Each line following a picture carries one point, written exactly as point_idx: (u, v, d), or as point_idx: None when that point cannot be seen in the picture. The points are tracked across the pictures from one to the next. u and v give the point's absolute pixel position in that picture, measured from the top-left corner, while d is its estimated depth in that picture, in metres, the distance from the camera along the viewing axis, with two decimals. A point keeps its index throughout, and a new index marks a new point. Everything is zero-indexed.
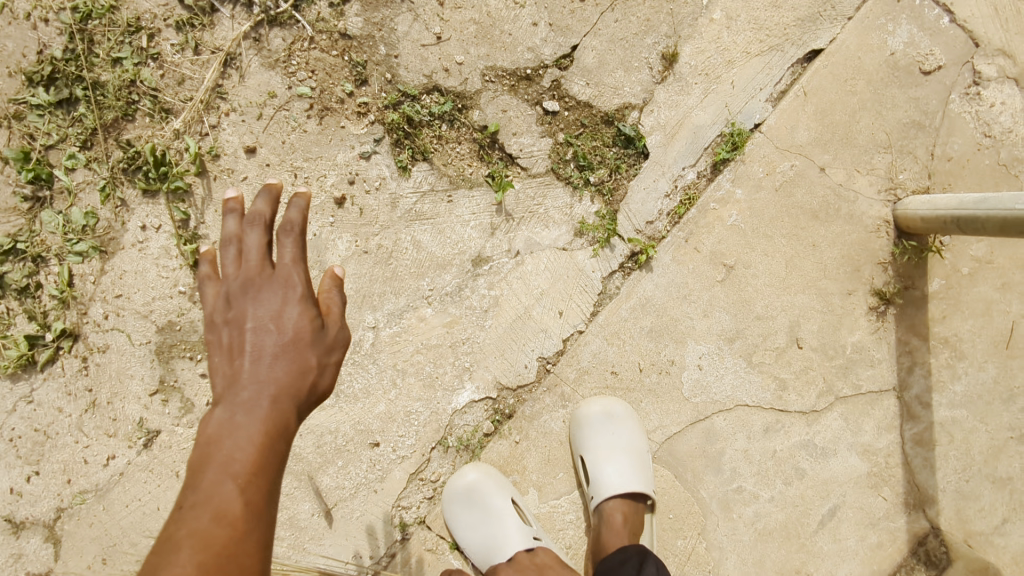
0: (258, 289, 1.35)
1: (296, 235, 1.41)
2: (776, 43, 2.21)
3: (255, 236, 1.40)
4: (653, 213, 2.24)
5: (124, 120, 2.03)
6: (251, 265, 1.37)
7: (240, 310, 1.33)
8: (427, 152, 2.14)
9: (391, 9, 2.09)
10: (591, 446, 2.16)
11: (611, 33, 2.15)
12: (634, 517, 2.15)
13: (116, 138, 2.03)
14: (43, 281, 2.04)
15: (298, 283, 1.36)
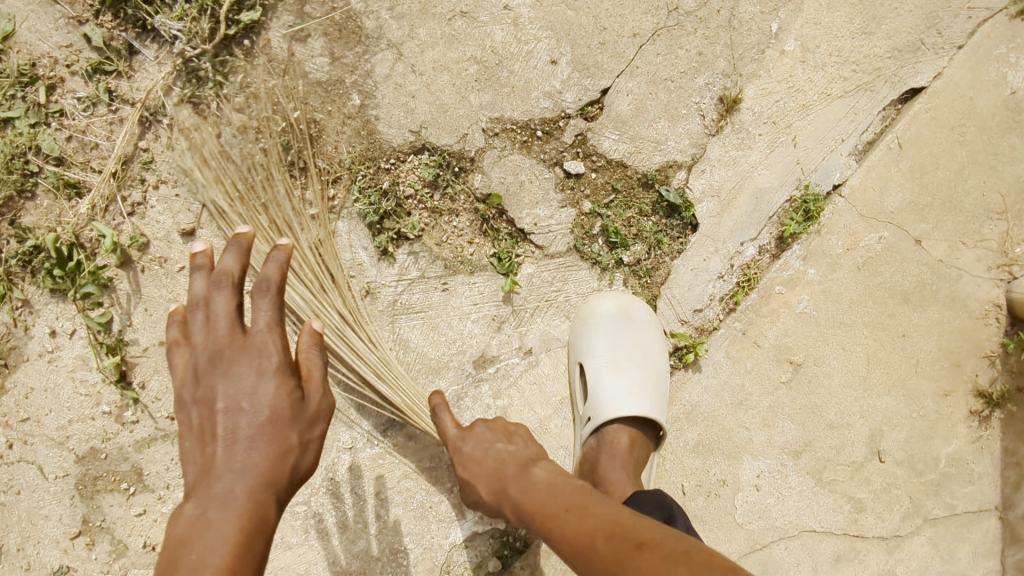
0: (228, 364, 1.12)
1: (272, 295, 1.17)
2: (864, 81, 1.71)
3: (224, 300, 1.15)
4: (703, 299, 1.77)
5: (21, 198, 1.61)
6: (220, 334, 1.13)
7: (209, 387, 1.11)
8: (416, 230, 1.69)
9: (367, 45, 1.60)
10: (595, 355, 1.68)
11: (653, 72, 1.67)
12: (643, 448, 1.63)
13: (12, 221, 1.61)
14: None
15: (274, 353, 1.14)
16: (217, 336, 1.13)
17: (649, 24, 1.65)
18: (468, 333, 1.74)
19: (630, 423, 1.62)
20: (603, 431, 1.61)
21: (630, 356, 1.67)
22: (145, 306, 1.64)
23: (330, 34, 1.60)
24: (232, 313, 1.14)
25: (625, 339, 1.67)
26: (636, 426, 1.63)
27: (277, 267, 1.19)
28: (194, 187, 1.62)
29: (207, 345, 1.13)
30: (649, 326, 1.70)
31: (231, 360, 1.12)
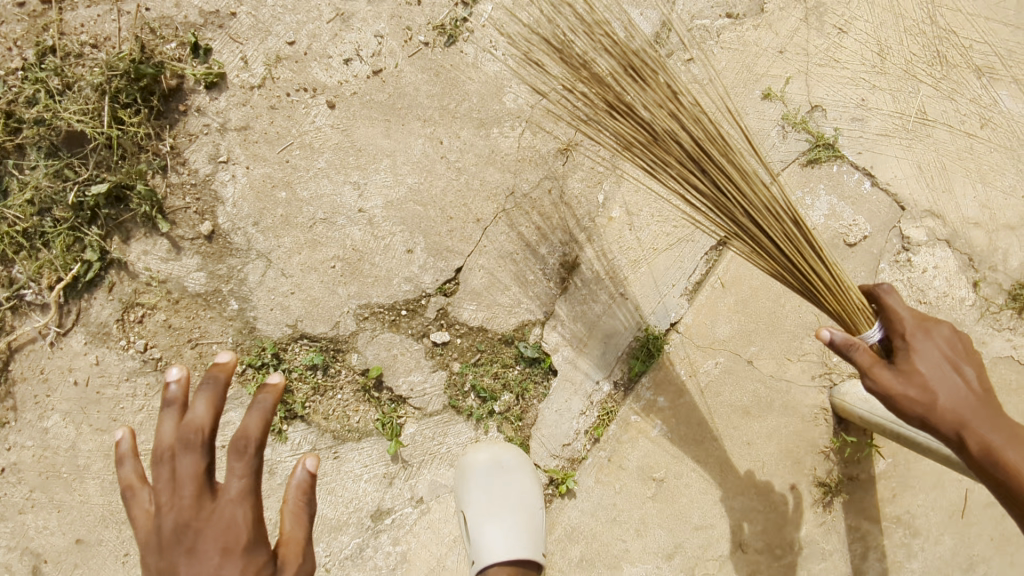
0: (195, 534, 1.13)
1: (248, 458, 1.19)
2: (685, 234, 1.96)
3: (193, 461, 1.16)
4: (570, 434, 2.00)
5: None
6: (185, 500, 1.14)
7: (175, 561, 1.12)
8: (304, 411, 1.89)
9: (238, 257, 1.78)
10: (475, 502, 1.87)
11: (499, 248, 1.89)
12: None
13: None
14: None
15: (241, 527, 1.16)
16: (182, 503, 1.14)
17: (490, 209, 1.86)
18: (362, 492, 1.94)
19: (512, 566, 1.83)
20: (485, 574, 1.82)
21: (506, 501, 1.87)
22: (59, 510, 1.79)
23: (203, 251, 1.77)
24: (197, 479, 1.15)
25: (502, 489, 1.87)
26: (517, 567, 1.83)
27: (257, 420, 1.21)
28: (93, 398, 1.79)
29: (173, 510, 1.14)
30: (521, 470, 1.91)
31: (199, 531, 1.14)
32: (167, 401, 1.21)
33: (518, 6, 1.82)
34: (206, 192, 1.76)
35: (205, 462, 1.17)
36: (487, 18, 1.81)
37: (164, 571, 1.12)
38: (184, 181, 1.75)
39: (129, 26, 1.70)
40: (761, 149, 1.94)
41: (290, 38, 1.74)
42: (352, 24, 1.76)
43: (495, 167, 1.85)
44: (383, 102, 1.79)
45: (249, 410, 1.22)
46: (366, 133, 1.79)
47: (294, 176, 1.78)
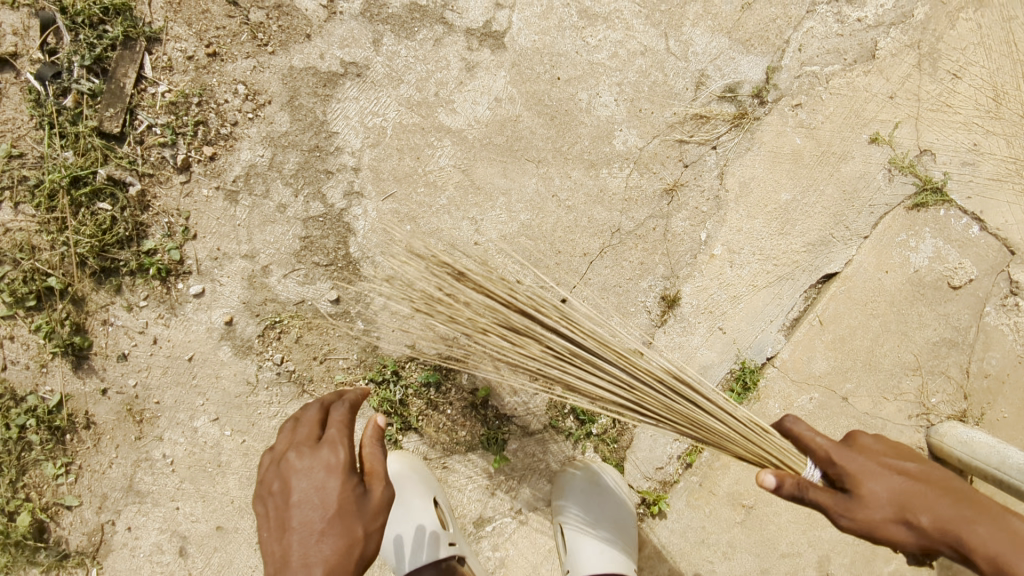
0: (303, 454, 1.23)
1: (346, 402, 1.40)
2: (785, 273, 2.01)
3: (313, 410, 1.36)
4: (663, 458, 2.09)
5: (91, 426, 1.98)
6: (301, 433, 1.29)
7: (284, 480, 1.21)
8: (418, 423, 2.04)
9: (365, 283, 1.96)
10: (572, 518, 1.98)
11: (603, 281, 1.99)
12: None
13: (90, 444, 1.98)
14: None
15: (338, 452, 1.24)
16: (299, 433, 1.29)
17: (596, 244, 1.98)
18: (467, 500, 2.08)
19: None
20: None
21: (602, 521, 1.97)
22: (204, 499, 2.02)
23: (335, 276, 1.96)
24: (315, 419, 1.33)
25: (599, 505, 1.98)
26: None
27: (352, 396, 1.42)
28: (236, 404, 2.00)
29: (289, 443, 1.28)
30: (617, 490, 2.01)
31: (305, 454, 1.23)
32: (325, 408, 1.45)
33: (632, 54, 1.90)
34: (340, 224, 1.93)
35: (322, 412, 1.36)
36: (602, 66, 1.91)
37: (276, 492, 1.20)
38: (321, 214, 1.93)
39: (284, 78, 1.87)
40: (866, 191, 1.98)
41: (420, 85, 1.88)
42: (476, 73, 1.89)
43: (603, 205, 1.96)
44: (501, 144, 1.92)
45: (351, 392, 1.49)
46: (485, 173, 1.93)
47: (418, 211, 1.94)
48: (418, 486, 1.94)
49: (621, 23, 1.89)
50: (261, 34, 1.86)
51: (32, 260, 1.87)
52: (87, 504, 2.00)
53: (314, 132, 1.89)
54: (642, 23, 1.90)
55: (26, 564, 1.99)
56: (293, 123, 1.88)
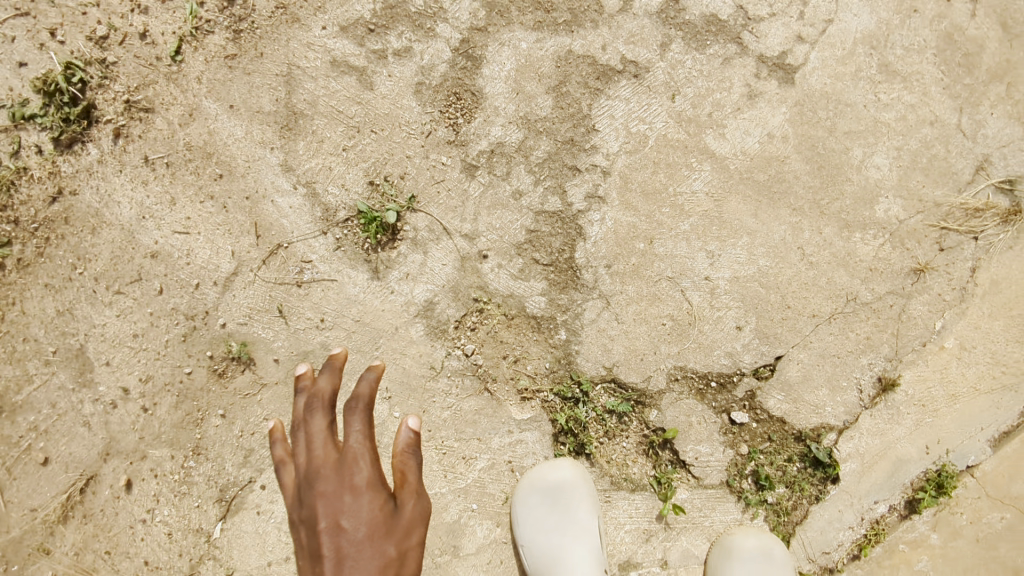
0: (328, 465, 1.24)
1: (361, 414, 1.27)
2: (1011, 382, 1.90)
3: (319, 420, 1.30)
4: (832, 543, 1.95)
5: (251, 371, 1.82)
6: (317, 453, 1.26)
7: (313, 506, 1.21)
8: (592, 449, 1.90)
9: (581, 292, 1.83)
10: None
11: (823, 347, 1.87)
12: None
13: (242, 391, 1.82)
14: (152, 527, 1.85)
15: (365, 466, 1.24)
16: (316, 454, 1.26)
17: (828, 308, 1.85)
18: (619, 540, 1.94)
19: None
20: None
21: None
22: None
23: (551, 277, 1.82)
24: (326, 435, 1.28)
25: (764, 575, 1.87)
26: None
27: (368, 385, 1.29)
28: (410, 386, 1.85)
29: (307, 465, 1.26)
30: (785, 565, 1.89)
31: (331, 465, 1.24)
32: (313, 406, 1.31)
33: (920, 122, 1.79)
34: (572, 226, 1.80)
35: (330, 426, 1.30)
36: (887, 126, 1.79)
37: (305, 519, 1.21)
38: (556, 210, 1.79)
39: (558, 59, 1.74)
40: None
41: (696, 102, 1.76)
42: (757, 102, 1.77)
43: (846, 270, 1.84)
44: (762, 182, 1.79)
45: (360, 377, 1.30)
46: (736, 208, 1.80)
47: (657, 231, 1.81)
48: (586, 501, 1.87)
49: (919, 87, 1.78)
50: (547, 10, 1.73)
51: (247, 187, 1.75)
52: (229, 456, 1.85)
53: (574, 124, 1.76)
54: (940, 91, 1.78)
55: (153, 503, 1.85)
56: (554, 109, 1.75)
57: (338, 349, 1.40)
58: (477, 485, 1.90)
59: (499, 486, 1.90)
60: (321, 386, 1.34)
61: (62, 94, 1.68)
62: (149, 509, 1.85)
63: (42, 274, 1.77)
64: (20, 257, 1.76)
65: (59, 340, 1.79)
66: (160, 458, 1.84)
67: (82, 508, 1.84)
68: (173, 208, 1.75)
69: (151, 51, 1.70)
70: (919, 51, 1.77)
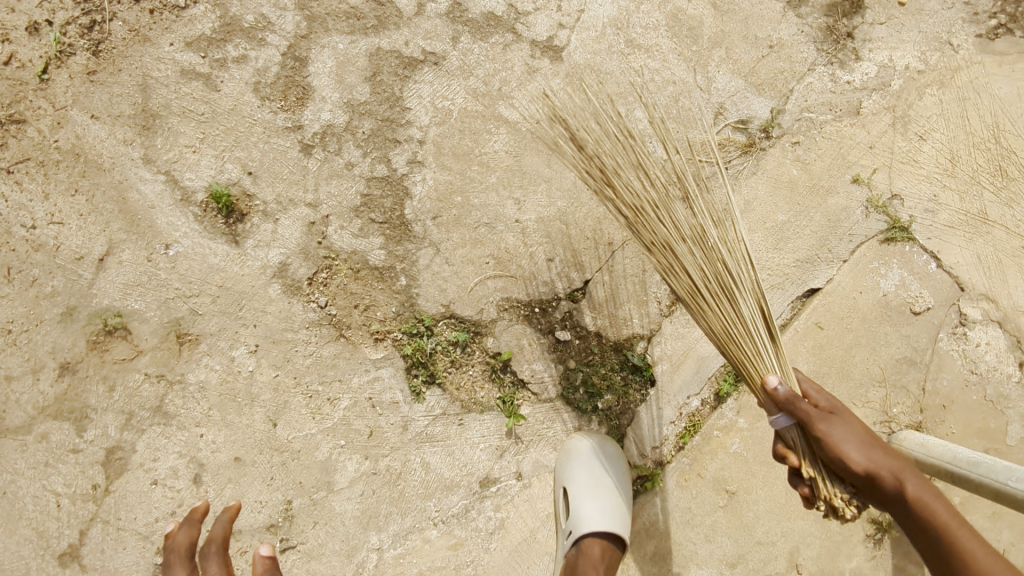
0: None
1: (214, 555, 1.82)
2: (777, 282, 2.34)
3: (179, 570, 1.84)
4: (659, 438, 2.31)
5: (129, 340, 2.06)
6: None
7: None
8: (442, 378, 2.21)
9: (414, 243, 2.18)
10: (574, 478, 2.13)
11: (622, 269, 2.27)
12: (613, 557, 2.06)
13: (122, 361, 2.06)
14: (42, 496, 2.02)
15: None
16: None
17: (620, 236, 2.27)
18: (477, 458, 2.22)
19: (605, 538, 2.05)
20: (583, 545, 2.04)
21: (603, 485, 2.12)
22: (229, 427, 2.10)
23: (387, 234, 2.17)
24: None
25: (599, 468, 2.14)
26: (610, 542, 2.06)
27: (222, 527, 1.87)
28: (275, 340, 2.12)
29: None
30: (619, 461, 2.18)
31: None
32: (172, 556, 1.85)
33: (665, 81, 2.28)
34: (400, 188, 2.17)
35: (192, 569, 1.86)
36: (641, 87, 2.27)
37: None
38: (384, 176, 2.16)
39: (371, 55, 2.15)
40: (847, 222, 2.36)
41: (486, 80, 2.20)
42: (535, 76, 2.22)
43: None
44: (550, 139, 2.23)
45: (217, 520, 1.88)
46: (532, 161, 2.22)
47: (470, 186, 2.19)
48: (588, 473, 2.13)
49: (659, 55, 2.28)
50: (356, 17, 2.15)
51: (111, 179, 2.04)
52: (111, 421, 2.05)
53: (390, 105, 2.16)
54: (676, 57, 2.29)
55: (42, 472, 2.02)
56: (372, 95, 2.15)
57: (203, 502, 1.93)
58: (344, 424, 2.16)
59: (364, 421, 2.17)
60: (183, 537, 1.86)
61: None
62: (38, 480, 2.02)
63: None
64: None
65: None
66: (46, 429, 2.03)
67: None
68: (46, 202, 2.02)
69: (21, 74, 2.03)
70: (654, 29, 2.29)
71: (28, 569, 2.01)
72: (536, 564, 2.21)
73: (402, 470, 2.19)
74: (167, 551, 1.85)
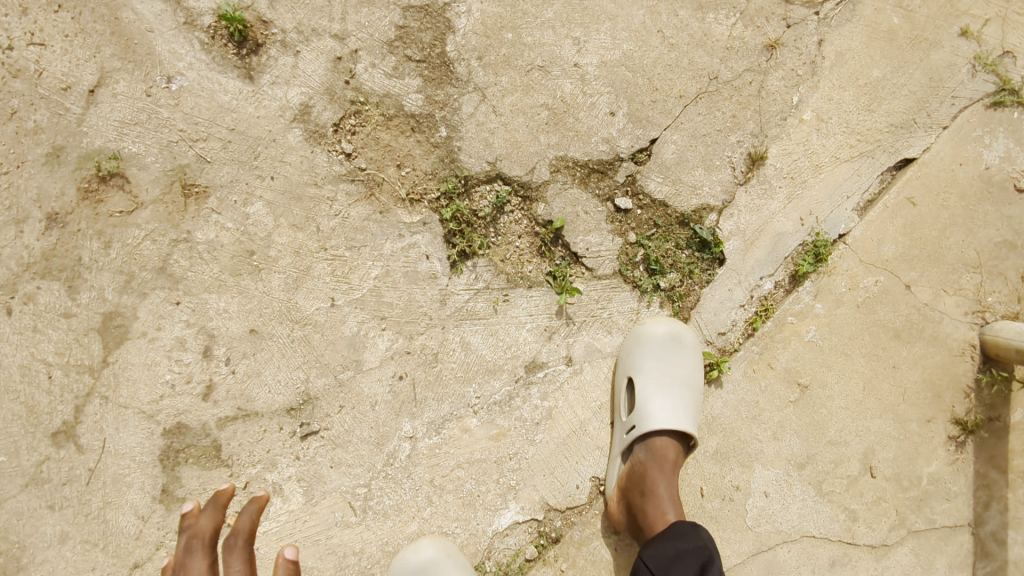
0: None
1: (238, 550, 1.65)
2: (867, 149, 2.05)
3: (197, 560, 1.64)
4: (727, 323, 2.03)
5: (128, 190, 1.77)
6: None
7: None
8: (484, 247, 1.92)
9: (456, 87, 1.87)
10: (643, 367, 1.90)
11: (694, 128, 1.97)
12: (679, 459, 1.88)
13: (119, 212, 1.77)
14: (31, 365, 1.76)
15: None
16: None
17: (693, 89, 1.97)
18: (523, 340, 1.94)
19: (673, 438, 1.87)
20: (651, 444, 1.84)
21: (675, 378, 1.90)
22: (242, 295, 1.82)
23: (426, 75, 1.86)
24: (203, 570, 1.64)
25: (676, 362, 1.91)
26: (678, 443, 1.88)
27: (250, 519, 1.68)
28: (294, 196, 1.83)
29: None
30: (693, 355, 1.94)
31: None
32: (191, 540, 1.65)
33: None
34: (441, 20, 1.86)
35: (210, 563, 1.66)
36: None
37: None
38: (424, 5, 1.85)
39: None
40: (949, 82, 2.06)
41: None
42: None
43: (704, 50, 1.97)
44: None
45: (246, 509, 1.68)
46: None
47: (522, 20, 1.90)
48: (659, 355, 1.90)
49: None
50: None
51: None
52: (109, 282, 1.77)
53: None
54: None
55: (30, 338, 1.75)
56: None
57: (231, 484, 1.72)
58: (373, 296, 1.88)
59: (396, 293, 1.89)
60: (205, 524, 1.67)
61: None
62: (26, 347, 1.75)
63: None
64: None
65: None
66: (33, 288, 1.75)
67: None
68: (26, 19, 1.71)
69: None
70: None
71: (17, 448, 1.76)
72: (587, 459, 1.96)
73: (438, 350, 1.91)
74: (187, 535, 1.66)
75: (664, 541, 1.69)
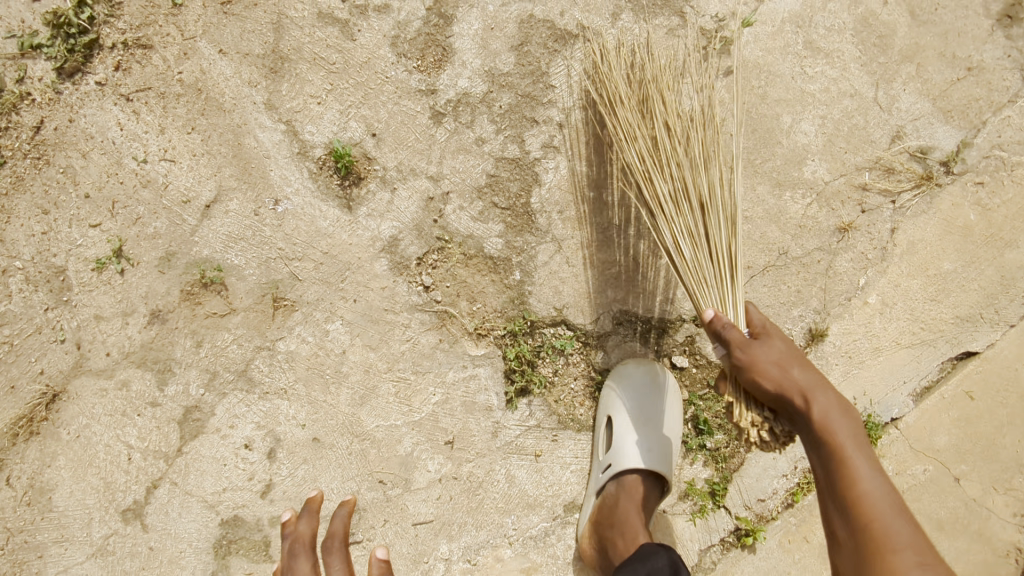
0: None
1: (337, 551, 1.76)
2: (928, 338, 2.06)
3: (302, 563, 1.76)
4: (767, 490, 2.05)
5: (225, 297, 1.92)
6: None
7: None
8: (541, 387, 2.01)
9: (535, 236, 1.98)
10: (621, 409, 1.92)
11: (758, 298, 2.02)
12: (652, 500, 1.89)
13: (213, 316, 1.92)
14: (113, 446, 1.90)
15: None
16: None
17: (761, 260, 2.02)
18: (565, 480, 2.02)
19: (645, 478, 1.88)
20: (623, 481, 1.87)
21: (653, 422, 1.92)
22: (311, 404, 1.95)
23: (508, 221, 1.97)
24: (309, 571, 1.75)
25: (650, 405, 1.91)
26: (650, 480, 1.89)
27: (342, 523, 1.80)
28: (372, 319, 1.96)
29: None
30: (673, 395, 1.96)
31: None
32: (293, 549, 1.77)
33: (841, 94, 2.02)
34: (529, 173, 1.97)
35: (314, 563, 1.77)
36: (812, 97, 2.01)
37: None
38: (515, 157, 1.96)
39: (522, 23, 1.96)
40: (1022, 282, 2.06)
41: None
42: (697, 69, 1.99)
43: (777, 226, 2.02)
44: None
45: (337, 514, 1.81)
46: None
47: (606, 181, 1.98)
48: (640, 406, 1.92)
49: (840, 62, 2.02)
50: None
51: (230, 120, 1.90)
52: (194, 378, 1.92)
53: (533, 80, 1.96)
54: (858, 68, 2.02)
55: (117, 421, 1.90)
56: (516, 67, 1.95)
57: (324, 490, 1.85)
58: (431, 420, 1.98)
59: (452, 420, 1.99)
60: (303, 529, 1.79)
61: (70, 27, 1.83)
62: (112, 429, 1.90)
63: (29, 194, 1.86)
64: (11, 175, 1.86)
65: (40, 255, 1.87)
66: (127, 376, 1.90)
67: (45, 427, 1.89)
68: (161, 137, 1.89)
69: None
70: (839, 31, 2.02)
71: (90, 521, 1.89)
72: None
73: (484, 479, 1.99)
74: (289, 542, 1.78)
75: (633, 567, 1.64)
